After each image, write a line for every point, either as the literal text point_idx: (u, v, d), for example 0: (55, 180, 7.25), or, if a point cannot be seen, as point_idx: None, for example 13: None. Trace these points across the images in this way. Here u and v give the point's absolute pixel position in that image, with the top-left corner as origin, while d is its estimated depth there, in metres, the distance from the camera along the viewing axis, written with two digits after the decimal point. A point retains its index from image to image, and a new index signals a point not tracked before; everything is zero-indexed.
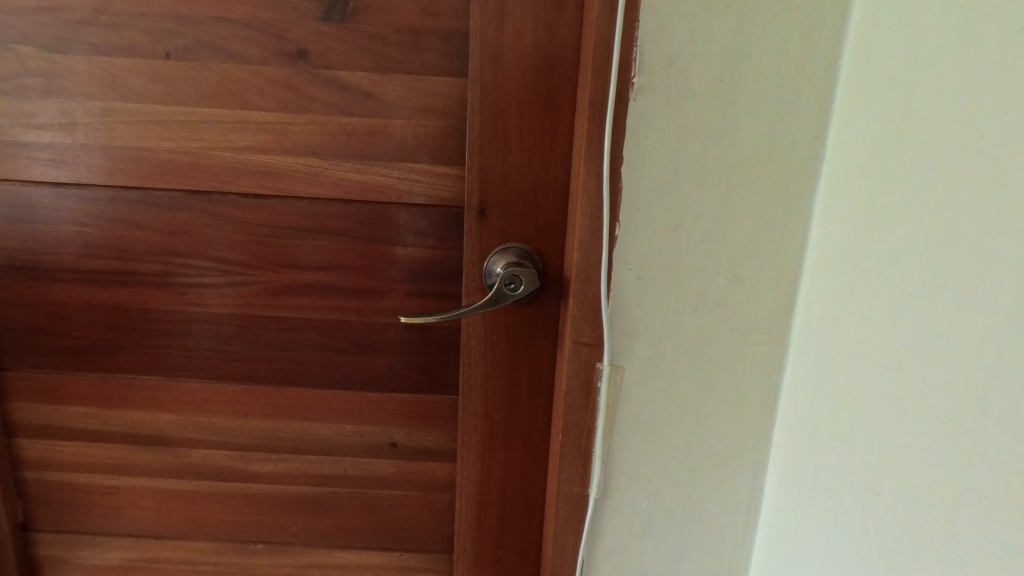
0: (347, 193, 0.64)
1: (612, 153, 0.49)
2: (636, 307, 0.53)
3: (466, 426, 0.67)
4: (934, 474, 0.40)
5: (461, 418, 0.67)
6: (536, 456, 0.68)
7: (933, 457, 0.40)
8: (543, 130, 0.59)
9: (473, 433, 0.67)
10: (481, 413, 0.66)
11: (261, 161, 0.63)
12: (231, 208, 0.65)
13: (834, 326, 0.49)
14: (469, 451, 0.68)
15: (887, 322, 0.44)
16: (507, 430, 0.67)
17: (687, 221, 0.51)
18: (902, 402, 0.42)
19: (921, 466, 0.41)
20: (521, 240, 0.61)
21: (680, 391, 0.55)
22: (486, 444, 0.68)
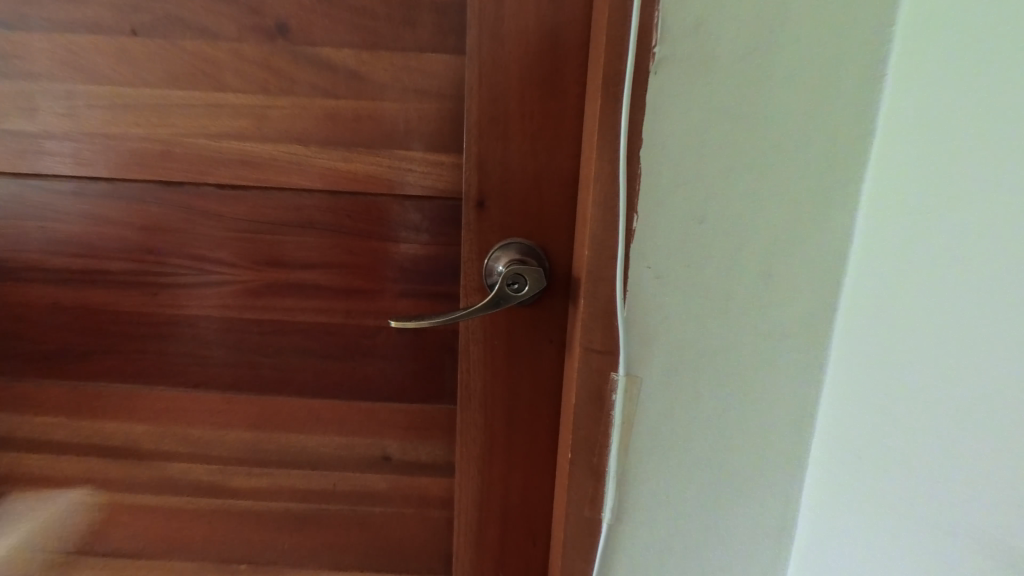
0: (333, 183, 0.58)
1: (629, 134, 0.43)
2: (655, 310, 0.47)
3: (464, 438, 0.62)
4: (999, 479, 0.35)
5: (460, 430, 0.62)
6: (541, 471, 0.62)
7: (996, 459, 0.35)
8: (549, 113, 0.53)
9: (473, 446, 0.62)
10: (480, 424, 0.61)
11: (239, 148, 0.57)
12: (207, 200, 0.59)
13: (878, 328, 0.43)
14: (467, 465, 0.63)
15: (943, 312, 0.38)
16: (509, 443, 0.61)
17: (712, 213, 0.45)
18: (963, 401, 0.37)
19: (987, 476, 0.36)
20: (525, 236, 0.56)
21: (703, 404, 0.49)
22: (486, 458, 0.62)
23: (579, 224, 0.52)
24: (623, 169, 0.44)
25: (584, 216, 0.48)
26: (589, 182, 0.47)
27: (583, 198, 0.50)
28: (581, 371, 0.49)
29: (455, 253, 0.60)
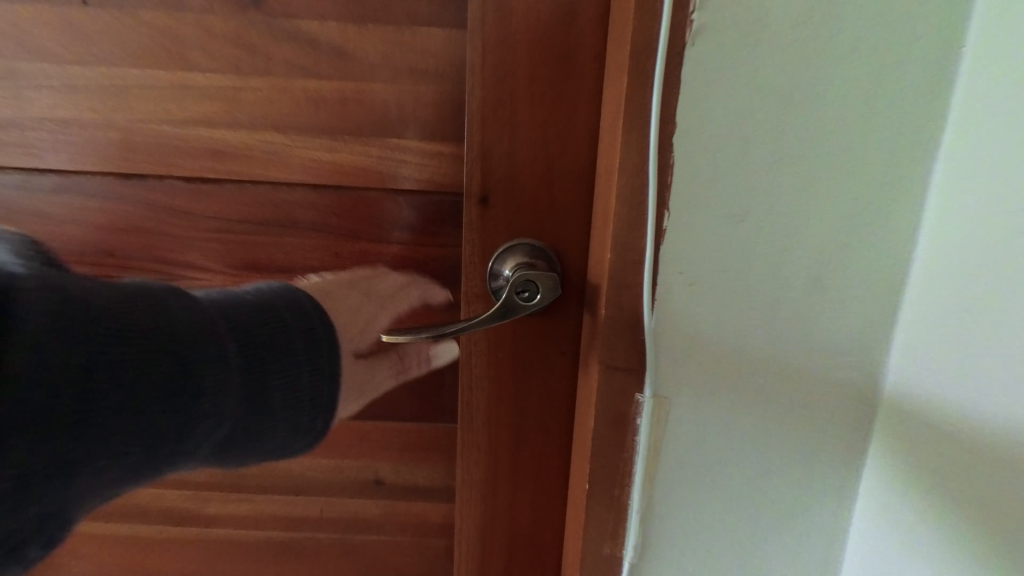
0: (316, 176, 0.51)
1: (661, 118, 0.37)
2: (687, 322, 0.41)
3: (466, 461, 0.55)
4: None
5: (461, 453, 0.55)
6: (551, 497, 0.56)
7: None
8: (562, 95, 0.46)
9: (475, 470, 0.56)
10: (484, 445, 0.55)
11: (207, 136, 0.50)
12: (172, 195, 0.52)
13: (965, 349, 0.36)
14: (469, 490, 0.56)
15: (1006, 317, 0.33)
16: (516, 466, 0.55)
17: (754, 210, 0.39)
18: None
19: None
20: (534, 236, 0.49)
21: (739, 429, 0.43)
22: (490, 482, 0.56)
23: (597, 224, 0.45)
24: (653, 159, 0.37)
25: (604, 214, 0.42)
26: (611, 174, 0.40)
27: (603, 193, 0.43)
28: (602, 392, 0.42)
29: (455, 256, 0.53)
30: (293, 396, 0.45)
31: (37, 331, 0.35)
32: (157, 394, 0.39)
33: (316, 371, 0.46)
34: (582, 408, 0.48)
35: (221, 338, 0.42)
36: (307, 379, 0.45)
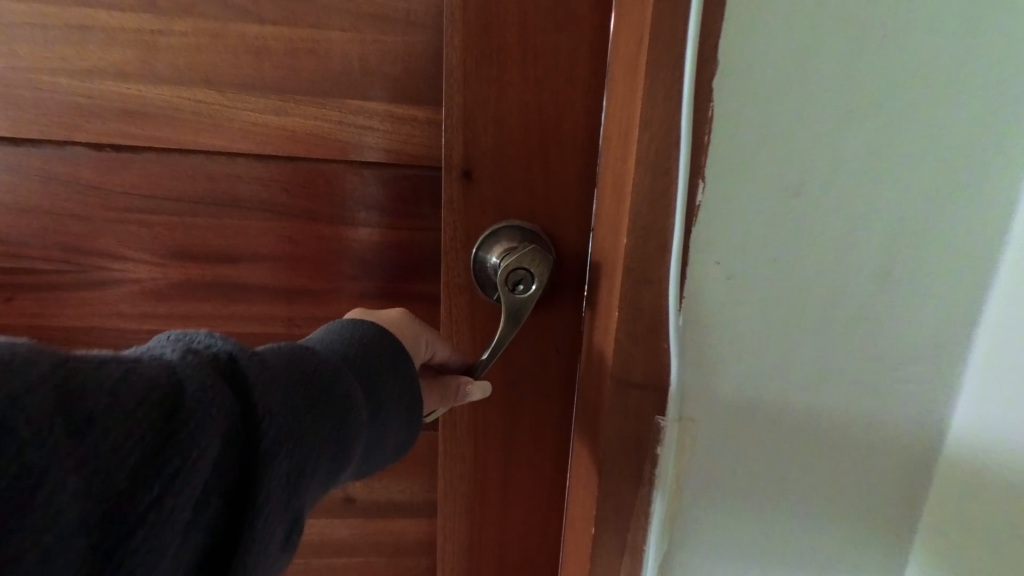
0: (265, 146, 0.42)
1: (696, 74, 0.30)
2: (721, 322, 0.35)
3: (449, 474, 0.49)
4: None
5: (443, 464, 0.49)
6: (544, 508, 0.51)
7: None
8: (559, 50, 0.39)
9: (459, 483, 0.49)
10: (469, 455, 0.48)
11: (118, 91, 0.40)
12: (76, 166, 0.42)
13: None
14: (452, 506, 0.50)
15: None
16: (506, 476, 0.49)
17: (808, 190, 0.32)
18: None
19: None
20: (526, 218, 0.43)
21: (780, 444, 0.37)
22: (476, 496, 0.50)
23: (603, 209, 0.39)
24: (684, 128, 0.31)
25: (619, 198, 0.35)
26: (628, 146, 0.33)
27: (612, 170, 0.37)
28: (614, 408, 0.37)
29: (434, 242, 0.46)
30: (406, 401, 0.35)
31: (258, 358, 0.28)
32: (331, 402, 0.29)
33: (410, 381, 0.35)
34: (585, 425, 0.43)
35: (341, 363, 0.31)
36: (416, 385, 0.35)
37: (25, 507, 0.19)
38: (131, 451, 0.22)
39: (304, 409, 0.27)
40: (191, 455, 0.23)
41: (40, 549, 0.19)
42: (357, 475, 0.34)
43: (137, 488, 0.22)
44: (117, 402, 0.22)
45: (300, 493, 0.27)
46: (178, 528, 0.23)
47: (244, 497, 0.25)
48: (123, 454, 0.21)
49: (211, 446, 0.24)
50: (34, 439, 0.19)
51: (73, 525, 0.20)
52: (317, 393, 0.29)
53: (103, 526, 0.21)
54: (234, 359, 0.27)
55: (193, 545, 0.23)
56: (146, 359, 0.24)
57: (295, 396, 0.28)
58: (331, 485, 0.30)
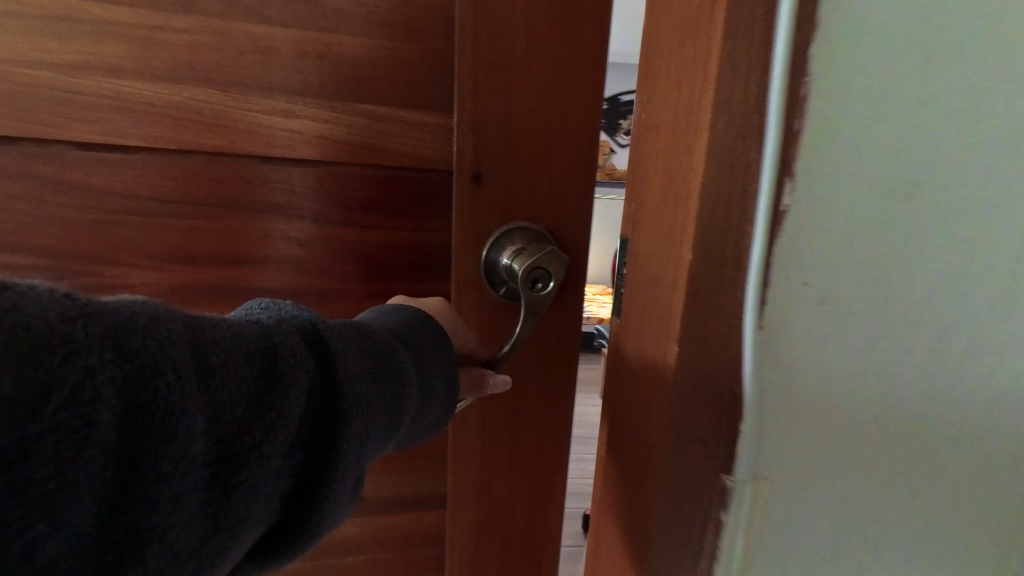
0: (272, 146, 0.42)
1: (788, 48, 0.24)
2: (804, 361, 0.27)
3: (458, 464, 0.51)
4: None
5: (453, 454, 0.51)
6: (547, 492, 0.54)
7: None
8: (562, 63, 0.42)
9: (467, 472, 0.52)
10: (477, 445, 0.51)
11: (111, 87, 0.38)
12: (62, 165, 0.40)
13: None
14: (461, 495, 0.52)
15: None
16: (512, 464, 0.52)
17: (913, 190, 0.25)
18: None
19: None
20: (531, 219, 0.45)
21: (873, 512, 0.29)
22: (484, 484, 0.52)
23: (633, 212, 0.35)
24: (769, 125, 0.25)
25: (675, 199, 0.30)
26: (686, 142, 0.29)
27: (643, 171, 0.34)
28: (670, 442, 0.31)
29: (443, 242, 0.47)
30: (448, 378, 0.37)
31: (329, 328, 0.31)
32: (389, 370, 0.32)
33: (452, 359, 0.37)
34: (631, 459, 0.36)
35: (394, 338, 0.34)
36: (458, 368, 0.38)
37: (166, 438, 0.22)
38: (233, 402, 0.25)
39: (372, 377, 0.31)
40: (282, 407, 0.26)
41: (178, 471, 0.23)
42: (406, 444, 0.37)
43: (237, 433, 0.25)
44: (230, 355, 0.25)
45: (366, 447, 0.30)
46: (275, 464, 0.26)
47: (323, 447, 0.28)
48: (227, 404, 0.25)
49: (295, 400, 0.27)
50: (162, 385, 0.22)
51: (185, 465, 0.23)
52: (379, 361, 0.32)
53: (217, 459, 0.24)
54: (310, 329, 0.30)
55: (281, 483, 0.27)
56: (243, 323, 0.28)
57: (360, 362, 0.31)
58: (386, 444, 0.32)
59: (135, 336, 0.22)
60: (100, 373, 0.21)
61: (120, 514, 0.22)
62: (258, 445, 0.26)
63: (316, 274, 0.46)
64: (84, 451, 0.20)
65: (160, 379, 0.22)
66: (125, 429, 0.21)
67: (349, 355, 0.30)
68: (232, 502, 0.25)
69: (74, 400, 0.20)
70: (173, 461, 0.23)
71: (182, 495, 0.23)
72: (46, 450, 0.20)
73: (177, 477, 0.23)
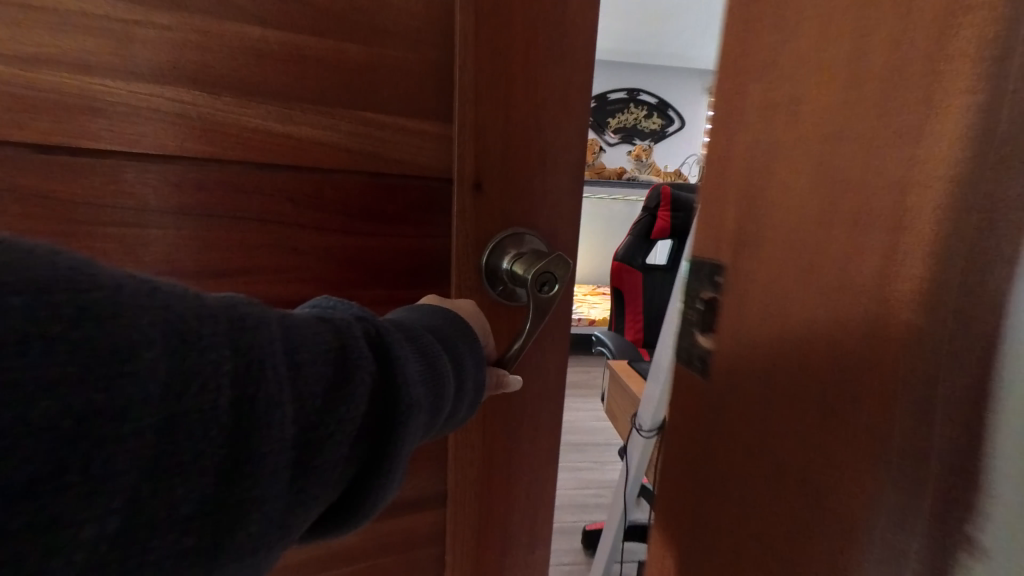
0: (296, 155, 0.41)
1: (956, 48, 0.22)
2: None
3: (460, 462, 0.53)
4: None
5: (455, 453, 0.53)
6: (544, 480, 0.57)
7: None
8: (556, 79, 0.45)
9: (469, 470, 0.53)
10: (478, 444, 0.53)
11: (82, 88, 0.35)
12: (20, 171, 0.36)
13: None
14: (463, 492, 0.54)
15: None
16: (511, 457, 0.54)
17: None
18: None
19: None
20: (529, 226, 0.47)
21: None
22: (485, 480, 0.54)
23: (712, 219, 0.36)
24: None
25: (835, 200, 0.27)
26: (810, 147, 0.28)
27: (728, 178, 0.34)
28: (826, 493, 0.27)
29: (448, 249, 0.48)
30: (478, 381, 0.40)
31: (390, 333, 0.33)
32: (434, 374, 0.35)
33: (480, 361, 0.41)
34: (751, 468, 0.32)
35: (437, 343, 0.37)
36: (484, 371, 0.41)
37: (262, 427, 0.24)
38: (314, 396, 0.27)
39: (425, 378, 0.34)
40: (353, 402, 0.29)
41: (273, 451, 0.25)
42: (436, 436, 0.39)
43: (316, 424, 0.27)
44: (317, 355, 0.28)
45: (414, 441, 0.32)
46: (342, 451, 0.28)
47: (382, 437, 0.31)
48: (311, 396, 0.27)
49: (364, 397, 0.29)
50: (265, 374, 0.25)
51: (276, 451, 0.25)
52: (427, 365, 0.35)
53: (299, 448, 0.26)
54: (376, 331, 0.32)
55: (346, 469, 0.29)
56: (324, 321, 0.30)
57: (413, 365, 0.33)
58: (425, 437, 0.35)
59: (247, 333, 0.25)
60: (222, 366, 0.23)
61: (224, 495, 0.23)
62: (333, 435, 0.28)
63: (315, 285, 0.45)
64: (207, 432, 0.22)
65: (267, 371, 0.25)
66: (237, 417, 0.23)
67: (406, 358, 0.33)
68: (306, 486, 0.27)
69: (195, 391, 0.22)
70: (271, 443, 0.25)
71: (268, 478, 0.25)
72: (176, 435, 0.21)
73: (271, 458, 0.25)
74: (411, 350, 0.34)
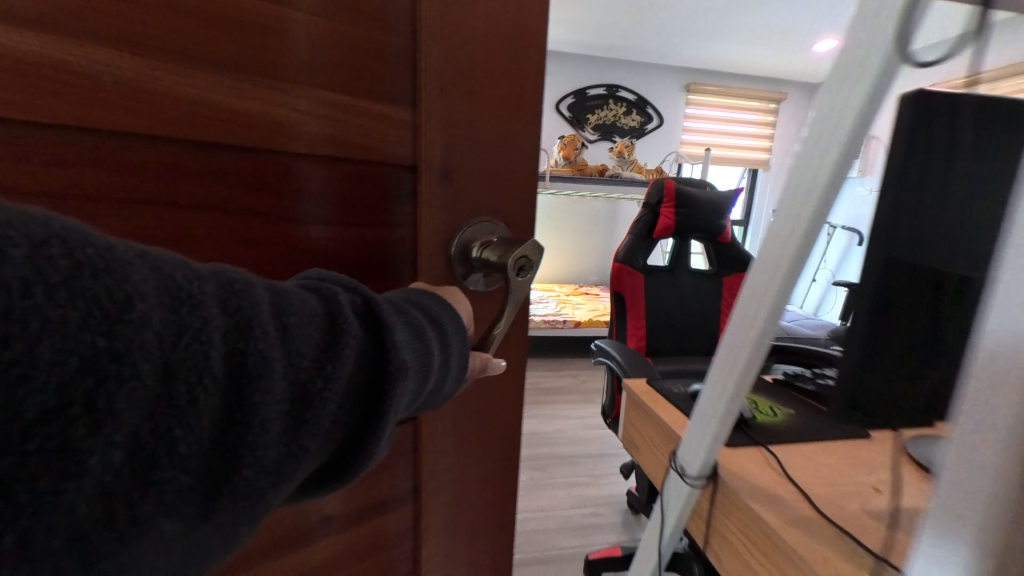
0: (211, 134, 0.32)
1: None
2: None
3: (427, 457, 0.49)
4: None
5: (422, 451, 0.49)
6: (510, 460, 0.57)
7: None
8: (513, 78, 0.44)
9: (437, 463, 0.50)
10: (447, 435, 0.50)
11: None
12: None
13: None
14: (432, 488, 0.50)
15: None
16: (480, 441, 0.53)
17: None
18: None
19: None
20: (492, 219, 0.46)
21: None
22: (456, 470, 0.52)
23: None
24: None
25: None
26: None
27: None
28: None
29: (355, 239, 0.41)
30: (460, 360, 0.38)
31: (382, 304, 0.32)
32: (418, 345, 0.34)
33: (462, 343, 0.38)
34: None
35: (425, 318, 0.36)
36: (467, 353, 0.39)
37: (250, 380, 0.24)
38: (301, 356, 0.26)
39: (414, 346, 0.34)
40: (338, 366, 0.27)
41: (265, 407, 0.24)
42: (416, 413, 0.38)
43: (300, 383, 0.26)
44: (303, 317, 0.27)
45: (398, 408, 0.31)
46: (328, 412, 0.27)
47: (368, 399, 0.30)
48: (295, 355, 0.26)
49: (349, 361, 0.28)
50: (256, 331, 0.24)
51: (269, 405, 0.24)
52: (413, 335, 0.34)
53: (288, 403, 0.26)
54: (365, 303, 0.31)
55: (328, 431, 0.28)
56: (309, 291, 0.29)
57: (401, 336, 0.33)
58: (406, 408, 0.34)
59: (238, 296, 0.24)
60: (213, 326, 0.23)
61: (226, 441, 0.23)
62: (318, 395, 0.26)
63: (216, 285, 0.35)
64: (207, 383, 0.22)
65: (262, 332, 0.24)
66: (234, 373, 0.23)
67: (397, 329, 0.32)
68: (295, 444, 0.26)
69: (195, 341, 0.22)
70: (264, 398, 0.24)
71: (266, 427, 0.24)
72: (172, 386, 0.21)
73: (264, 411, 0.24)
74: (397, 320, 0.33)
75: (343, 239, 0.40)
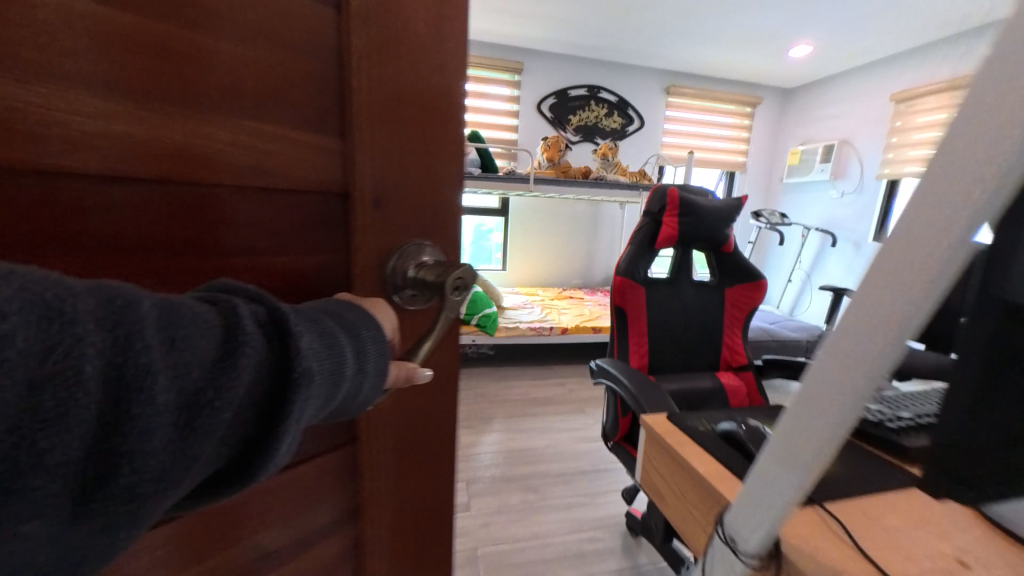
0: (25, 160, 0.23)
1: None
2: None
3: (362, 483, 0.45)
4: None
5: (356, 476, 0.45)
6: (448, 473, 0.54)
7: None
8: (434, 107, 0.43)
9: (375, 485, 0.46)
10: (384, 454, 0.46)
11: None
12: None
13: None
14: (370, 515, 0.47)
15: None
16: (419, 458, 0.50)
17: None
18: None
19: None
20: (414, 240, 0.44)
21: None
22: (395, 489, 0.49)
23: None
24: None
25: None
26: None
27: None
28: None
29: (229, 259, 0.34)
30: (380, 369, 0.34)
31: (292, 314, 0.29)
32: (333, 355, 0.30)
33: (381, 354, 0.34)
34: None
35: (341, 328, 0.32)
36: (388, 359, 0.35)
37: (139, 393, 0.21)
38: (196, 368, 0.24)
39: (324, 354, 0.30)
40: (236, 377, 0.25)
41: (150, 420, 0.22)
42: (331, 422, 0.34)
43: (198, 395, 0.24)
44: (199, 330, 0.24)
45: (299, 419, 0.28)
46: (223, 419, 0.25)
47: (268, 411, 0.27)
48: (191, 368, 0.24)
49: (248, 372, 0.26)
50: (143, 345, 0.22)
51: (154, 419, 0.22)
52: (327, 344, 0.30)
53: (178, 416, 0.23)
54: (273, 316, 0.28)
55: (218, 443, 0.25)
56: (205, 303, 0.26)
57: (314, 347, 0.29)
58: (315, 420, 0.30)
59: (123, 313, 0.22)
60: (90, 342, 0.20)
61: (106, 458, 0.21)
62: (213, 406, 0.24)
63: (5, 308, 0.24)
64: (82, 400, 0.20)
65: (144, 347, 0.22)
66: (113, 391, 0.21)
67: (307, 340, 0.29)
68: (180, 456, 0.23)
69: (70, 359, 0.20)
70: (151, 413, 0.22)
71: (148, 438, 0.22)
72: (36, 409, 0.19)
73: (153, 424, 0.22)
74: (306, 327, 0.29)
75: (199, 275, 0.32)
